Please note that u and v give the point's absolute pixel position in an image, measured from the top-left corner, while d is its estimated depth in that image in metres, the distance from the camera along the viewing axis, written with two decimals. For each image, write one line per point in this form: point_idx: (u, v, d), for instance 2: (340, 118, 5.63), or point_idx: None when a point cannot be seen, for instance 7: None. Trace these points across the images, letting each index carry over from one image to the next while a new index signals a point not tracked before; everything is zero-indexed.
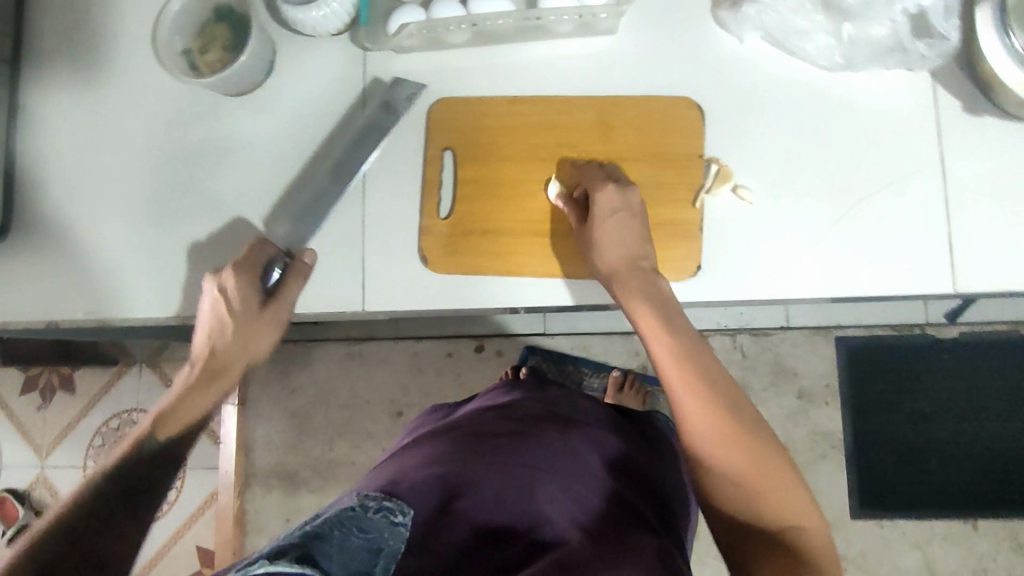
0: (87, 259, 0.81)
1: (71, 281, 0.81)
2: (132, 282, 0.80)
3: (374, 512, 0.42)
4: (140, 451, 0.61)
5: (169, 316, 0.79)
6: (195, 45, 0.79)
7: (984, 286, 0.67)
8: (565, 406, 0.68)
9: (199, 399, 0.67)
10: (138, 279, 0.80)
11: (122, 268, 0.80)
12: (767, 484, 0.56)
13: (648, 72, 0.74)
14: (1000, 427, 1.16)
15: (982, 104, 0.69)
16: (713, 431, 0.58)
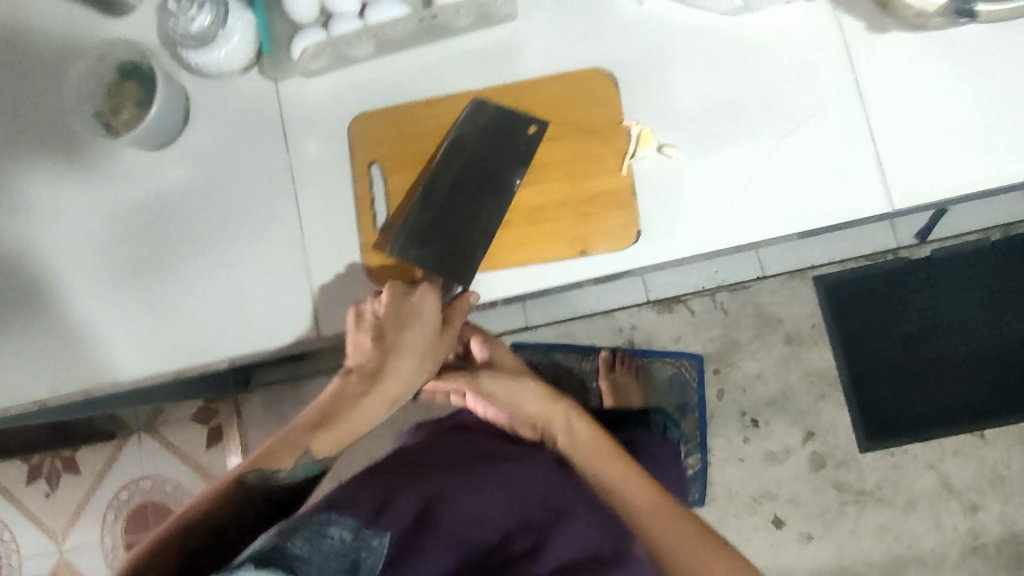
0: (40, 338, 0.80)
1: (29, 363, 0.79)
2: (88, 354, 0.79)
3: (342, 534, 0.44)
4: (295, 458, 0.53)
5: (132, 379, 0.78)
6: (107, 106, 0.78)
7: (922, 198, 0.67)
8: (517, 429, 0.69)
9: (367, 412, 0.58)
10: (94, 349, 0.79)
11: (77, 342, 0.79)
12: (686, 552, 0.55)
13: (557, 50, 0.74)
14: (988, 333, 1.17)
15: (885, 20, 0.69)
16: (650, 513, 0.58)
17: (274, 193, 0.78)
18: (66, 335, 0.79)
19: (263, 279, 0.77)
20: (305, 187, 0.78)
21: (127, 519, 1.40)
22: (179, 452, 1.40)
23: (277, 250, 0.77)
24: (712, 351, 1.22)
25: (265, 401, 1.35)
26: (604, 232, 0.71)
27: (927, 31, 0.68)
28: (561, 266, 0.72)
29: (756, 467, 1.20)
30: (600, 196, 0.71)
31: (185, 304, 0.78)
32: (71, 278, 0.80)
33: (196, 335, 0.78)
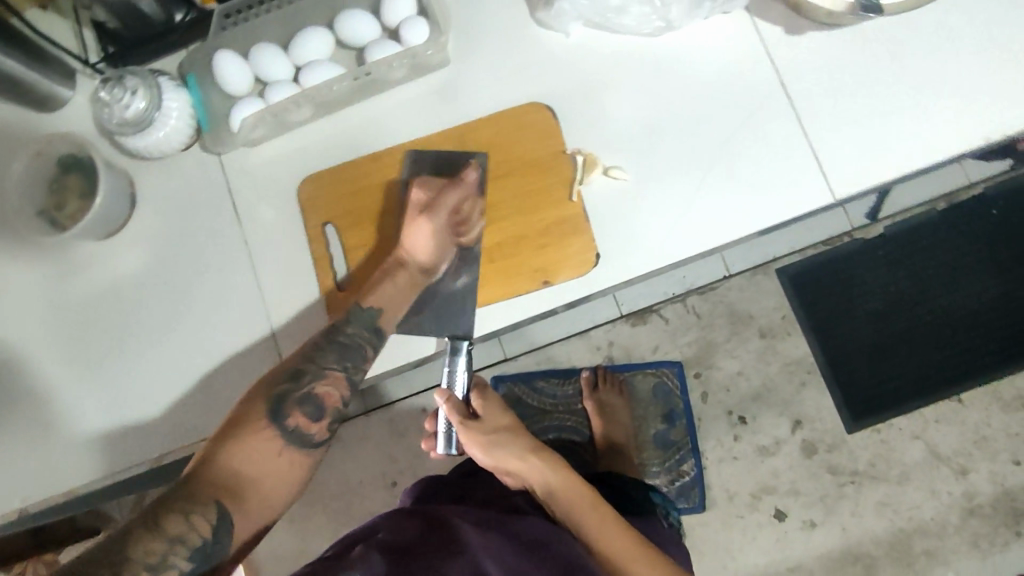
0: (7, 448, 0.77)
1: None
2: (61, 455, 0.76)
3: None
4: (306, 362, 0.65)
5: (109, 475, 0.76)
6: (50, 203, 0.77)
7: (861, 185, 0.70)
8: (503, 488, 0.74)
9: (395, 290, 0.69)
10: (66, 450, 0.76)
11: (47, 445, 0.77)
12: None
13: (493, 89, 0.75)
14: (950, 299, 1.20)
15: (800, 23, 0.72)
16: (630, 562, 0.65)
17: (232, 265, 0.78)
18: (35, 441, 0.77)
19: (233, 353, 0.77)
20: (262, 255, 0.77)
21: None
22: None
23: (242, 322, 0.77)
24: (690, 356, 1.24)
25: None
26: (563, 261, 0.72)
27: (840, 28, 0.71)
28: (528, 299, 0.73)
29: (750, 464, 1.21)
30: (555, 225, 0.72)
31: (157, 389, 0.77)
32: (34, 381, 0.78)
33: (171, 420, 0.76)
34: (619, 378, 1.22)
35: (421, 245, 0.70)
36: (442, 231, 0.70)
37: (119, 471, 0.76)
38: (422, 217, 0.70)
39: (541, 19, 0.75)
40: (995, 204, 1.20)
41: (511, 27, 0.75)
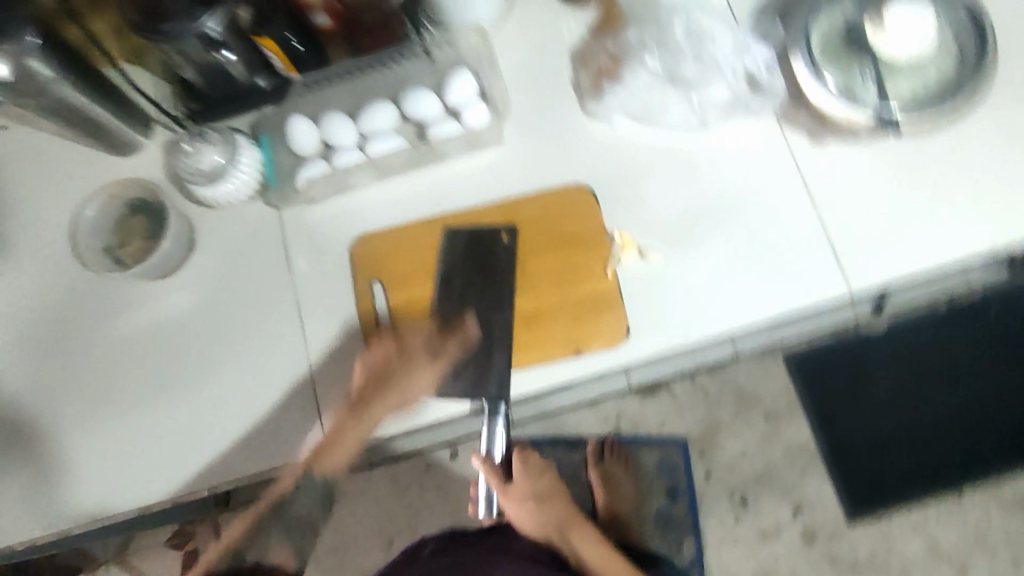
0: (43, 470, 0.80)
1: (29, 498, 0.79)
2: (96, 483, 0.79)
3: None
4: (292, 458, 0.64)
5: (137, 507, 0.78)
6: (116, 241, 0.83)
7: (874, 281, 0.75)
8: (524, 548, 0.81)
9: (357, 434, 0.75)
10: (102, 477, 0.79)
11: (83, 472, 0.80)
12: None
13: (539, 169, 0.82)
14: (952, 394, 1.20)
15: (825, 133, 0.79)
16: None
17: (278, 312, 0.82)
18: (73, 467, 0.80)
19: (270, 397, 0.80)
20: (308, 306, 0.82)
21: None
22: None
23: (282, 368, 0.81)
24: (696, 434, 1.26)
25: None
26: (596, 332, 0.76)
27: (861, 139, 0.78)
28: (560, 366, 0.77)
29: (750, 545, 1.23)
30: (592, 299, 0.77)
31: (193, 427, 0.80)
32: (78, 409, 0.82)
33: (204, 457, 0.79)
34: (625, 450, 1.25)
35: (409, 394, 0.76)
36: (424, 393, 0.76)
37: (149, 502, 0.79)
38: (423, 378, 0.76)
39: (589, 109, 0.82)
40: (999, 300, 1.20)
41: (558, 116, 0.83)
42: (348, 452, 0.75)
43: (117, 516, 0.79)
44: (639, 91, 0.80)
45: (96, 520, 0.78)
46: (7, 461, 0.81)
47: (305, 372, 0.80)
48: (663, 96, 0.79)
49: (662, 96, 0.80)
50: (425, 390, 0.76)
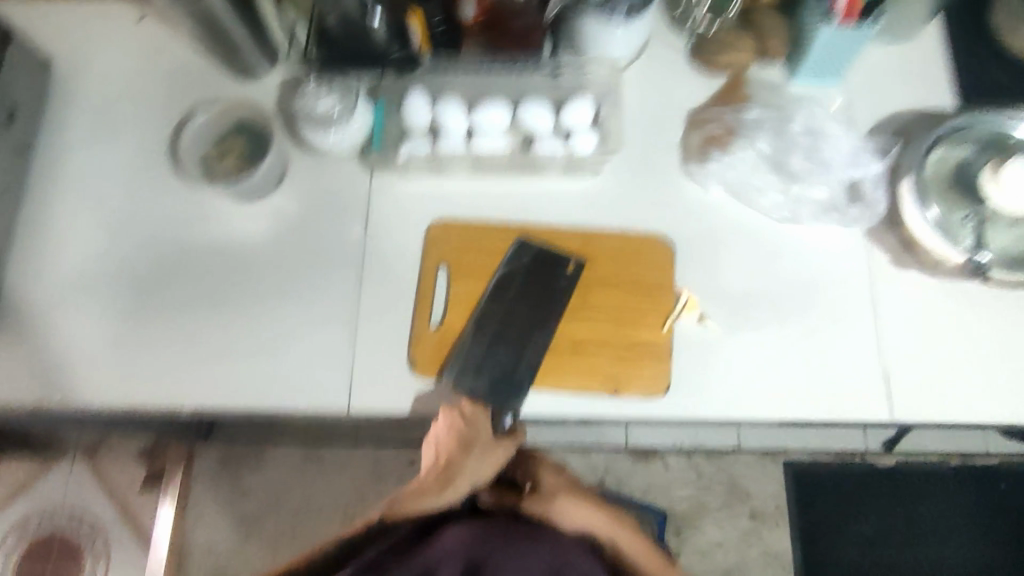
0: (75, 345, 0.82)
1: (56, 367, 0.81)
2: (118, 374, 0.81)
3: None
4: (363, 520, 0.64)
5: (152, 407, 0.80)
6: (213, 153, 0.86)
7: (916, 415, 0.76)
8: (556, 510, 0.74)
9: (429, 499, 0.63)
10: (123, 370, 0.81)
11: (113, 358, 0.81)
12: None
13: (626, 209, 0.83)
14: (939, 553, 1.23)
15: (908, 259, 0.80)
16: None
17: (339, 268, 0.84)
18: (101, 352, 0.81)
19: (307, 346, 0.81)
20: (370, 270, 0.84)
21: (31, 548, 1.33)
22: (113, 489, 1.36)
23: (327, 320, 0.82)
24: (679, 511, 1.26)
25: (225, 457, 1.38)
26: (637, 379, 0.77)
27: (938, 276, 0.80)
28: (591, 400, 0.78)
29: None
30: (641, 346, 0.78)
31: (227, 350, 0.81)
32: (123, 299, 0.84)
33: (229, 379, 0.80)
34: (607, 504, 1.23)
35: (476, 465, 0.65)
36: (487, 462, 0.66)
37: (164, 406, 0.80)
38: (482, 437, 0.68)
39: (689, 168, 0.84)
40: (1005, 479, 1.26)
41: (658, 166, 0.84)
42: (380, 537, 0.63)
43: (129, 409, 0.80)
44: (741, 166, 0.82)
45: (107, 408, 0.80)
46: (48, 327, 0.83)
47: (348, 332, 0.82)
48: (763, 178, 0.81)
49: (761, 178, 0.82)
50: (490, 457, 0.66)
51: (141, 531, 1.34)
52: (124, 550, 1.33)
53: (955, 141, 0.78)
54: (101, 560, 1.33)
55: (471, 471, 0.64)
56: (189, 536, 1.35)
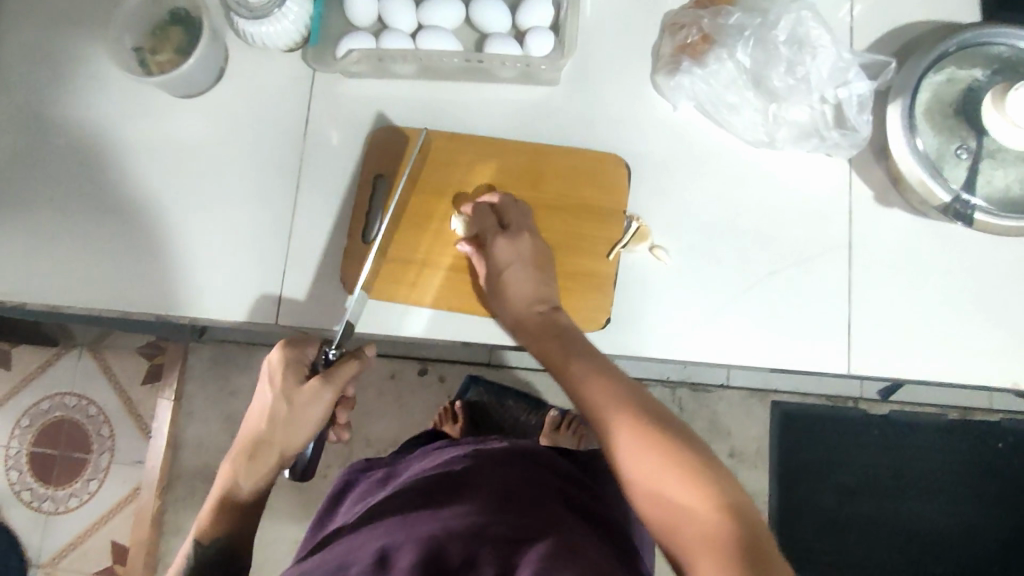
0: (26, 242, 0.81)
1: (9, 263, 0.81)
2: (66, 273, 0.81)
3: None
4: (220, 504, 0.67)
5: (99, 308, 0.80)
6: (147, 44, 0.80)
7: (881, 368, 0.70)
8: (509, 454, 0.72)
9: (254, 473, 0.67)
10: (73, 271, 0.81)
11: (62, 258, 0.81)
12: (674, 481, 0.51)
13: (585, 124, 0.76)
14: (920, 505, 1.19)
15: (894, 197, 0.72)
16: (635, 457, 0.54)
17: (282, 176, 0.80)
18: (49, 250, 0.81)
19: (249, 254, 0.79)
20: (309, 179, 0.80)
21: (42, 429, 1.38)
22: (116, 380, 1.39)
23: (264, 230, 0.80)
24: None
25: (213, 357, 1.36)
26: (576, 311, 0.73)
27: (928, 218, 0.71)
28: None
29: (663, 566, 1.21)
30: (583, 275, 0.73)
31: (167, 254, 0.80)
32: (64, 194, 0.82)
33: (175, 284, 0.80)
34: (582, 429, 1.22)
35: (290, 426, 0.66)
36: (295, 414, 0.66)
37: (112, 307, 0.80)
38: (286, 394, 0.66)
39: (657, 82, 0.75)
40: (1005, 438, 1.20)
41: (628, 78, 0.76)
42: (240, 513, 0.67)
43: (79, 308, 0.81)
44: (713, 80, 0.72)
45: (59, 307, 0.81)
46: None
47: (284, 243, 0.79)
48: (739, 95, 0.72)
49: (738, 94, 0.72)
50: (301, 418, 0.66)
51: (142, 421, 1.37)
52: (119, 441, 1.37)
53: (963, 61, 0.68)
54: (107, 445, 1.37)
55: (301, 425, 0.66)
56: (181, 431, 1.35)
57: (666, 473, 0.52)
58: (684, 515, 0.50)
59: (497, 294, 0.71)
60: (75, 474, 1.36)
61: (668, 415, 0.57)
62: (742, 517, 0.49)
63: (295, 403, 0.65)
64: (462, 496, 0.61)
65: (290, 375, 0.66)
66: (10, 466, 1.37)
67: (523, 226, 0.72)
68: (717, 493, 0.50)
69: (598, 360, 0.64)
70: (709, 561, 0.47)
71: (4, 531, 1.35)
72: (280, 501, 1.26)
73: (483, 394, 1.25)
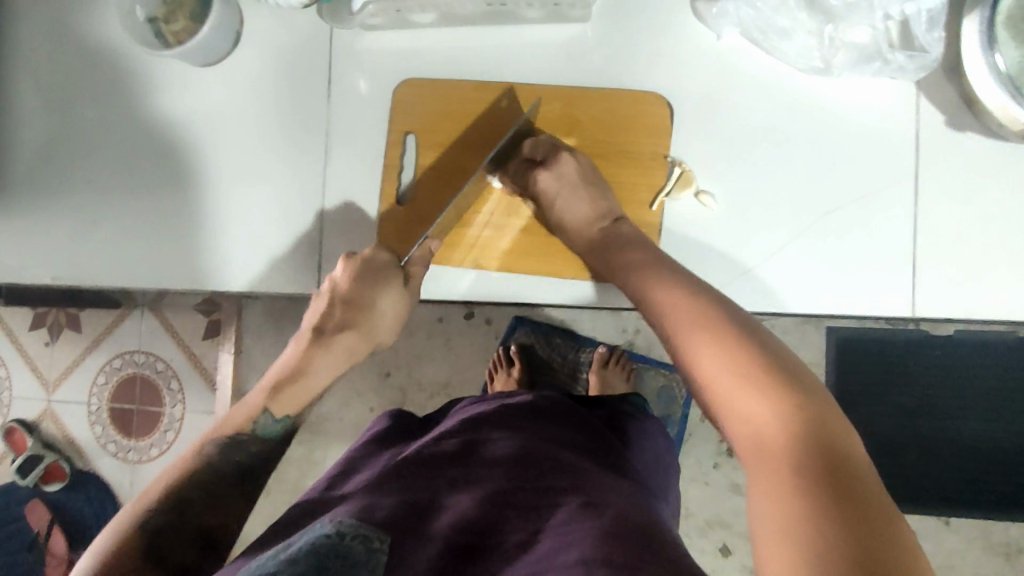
0: (70, 222, 0.83)
1: (57, 245, 0.83)
2: (112, 253, 0.82)
3: (352, 538, 0.47)
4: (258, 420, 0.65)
5: (149, 284, 0.82)
6: (160, 12, 0.77)
7: (946, 309, 0.65)
8: (543, 408, 0.71)
9: (325, 361, 0.70)
10: (120, 253, 0.82)
11: (107, 237, 0.82)
12: (738, 390, 0.48)
13: (620, 62, 0.71)
14: (984, 426, 1.16)
15: (965, 118, 0.65)
16: (707, 362, 0.51)
17: (310, 140, 0.78)
18: (94, 230, 0.82)
19: (284, 222, 0.79)
20: (337, 141, 0.78)
21: (118, 385, 1.46)
22: (179, 336, 1.44)
23: (297, 196, 0.79)
24: None
25: (267, 310, 1.39)
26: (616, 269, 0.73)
27: (1003, 139, 0.64)
28: (569, 283, 0.74)
29: (719, 495, 1.22)
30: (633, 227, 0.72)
31: (206, 226, 0.81)
32: (101, 173, 0.82)
33: (217, 256, 0.80)
34: (632, 365, 1.22)
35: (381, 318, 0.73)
36: (387, 307, 0.73)
37: (160, 283, 0.82)
38: (366, 291, 0.71)
39: (697, 10, 0.69)
40: None
41: (664, 5, 0.70)
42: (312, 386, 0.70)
43: (130, 286, 0.82)
44: (760, 2, 0.65)
45: (111, 287, 0.83)
46: (41, 206, 0.83)
47: (318, 211, 0.79)
48: (792, 18, 0.65)
49: (789, 17, 0.65)
50: (390, 312, 0.73)
51: (207, 374, 1.43)
52: (188, 395, 1.44)
53: None
54: (178, 398, 1.44)
55: (385, 314, 0.73)
56: (244, 383, 1.40)
57: (736, 376, 0.49)
58: (747, 421, 0.47)
59: (558, 227, 0.73)
60: (154, 425, 1.44)
61: (757, 326, 0.53)
62: (826, 429, 0.44)
63: (383, 293, 0.71)
64: (481, 449, 0.62)
65: (382, 270, 0.71)
66: (94, 420, 1.47)
67: (556, 155, 0.72)
68: (791, 401, 0.46)
69: (673, 274, 0.61)
70: (768, 460, 0.43)
71: (97, 479, 1.46)
72: (344, 444, 1.32)
73: (531, 334, 1.27)
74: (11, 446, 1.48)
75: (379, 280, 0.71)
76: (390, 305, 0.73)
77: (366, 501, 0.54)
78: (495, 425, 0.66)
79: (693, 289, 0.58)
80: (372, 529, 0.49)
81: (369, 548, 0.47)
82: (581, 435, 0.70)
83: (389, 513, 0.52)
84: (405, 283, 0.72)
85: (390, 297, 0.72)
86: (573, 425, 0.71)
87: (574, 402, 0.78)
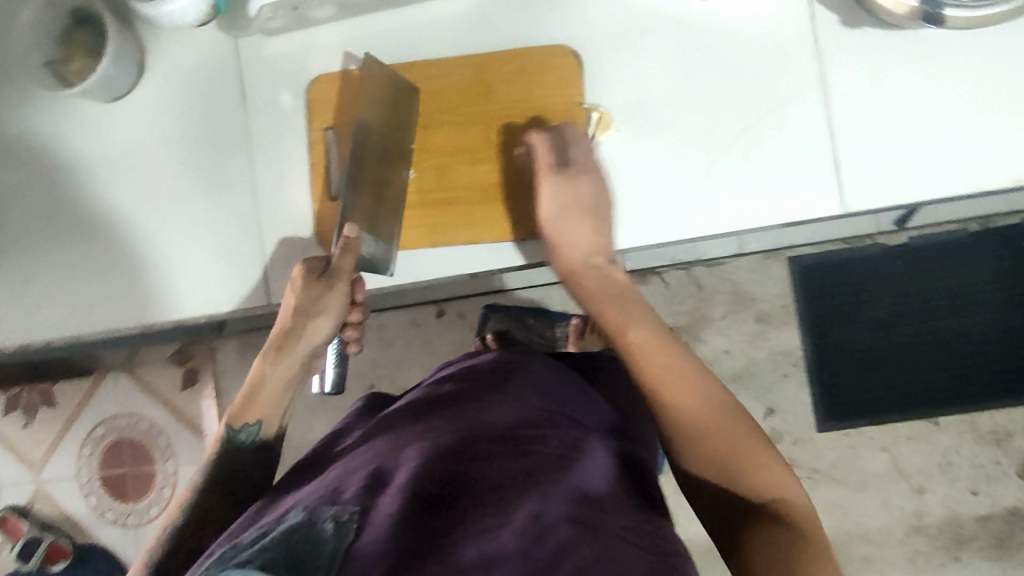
0: (10, 283, 0.82)
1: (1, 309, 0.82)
2: (55, 305, 0.81)
3: (320, 523, 0.45)
4: (227, 439, 0.64)
5: (95, 329, 0.81)
6: (57, 55, 0.76)
7: (876, 202, 0.67)
8: (505, 364, 0.70)
9: (277, 376, 0.67)
10: (62, 304, 0.81)
11: (47, 290, 0.81)
12: (714, 424, 0.58)
13: (522, 23, 0.72)
14: (953, 321, 1.18)
15: (859, 16, 0.67)
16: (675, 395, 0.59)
17: (233, 154, 0.78)
18: (33, 285, 0.81)
19: (221, 237, 0.79)
20: (261, 152, 0.78)
21: (105, 453, 1.43)
22: (157, 391, 1.42)
23: (230, 211, 0.78)
24: (681, 325, 1.24)
25: (239, 348, 1.38)
26: None
27: (897, 29, 0.66)
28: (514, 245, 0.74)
29: None
30: None
31: (143, 259, 0.80)
32: (29, 228, 0.81)
33: (162, 287, 0.80)
34: None
35: (326, 329, 0.68)
36: (329, 311, 0.67)
37: (107, 326, 0.80)
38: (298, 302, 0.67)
39: None
40: None
41: None
42: (275, 400, 0.67)
43: (78, 334, 0.81)
44: None
45: (58, 339, 0.81)
46: None
47: (253, 221, 0.78)
48: None
49: None
50: (332, 313, 0.68)
51: (192, 423, 1.40)
52: (177, 448, 1.41)
53: None
54: (168, 452, 1.41)
55: (324, 314, 0.67)
56: None
57: (712, 420, 0.58)
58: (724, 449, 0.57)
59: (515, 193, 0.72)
60: (148, 485, 1.41)
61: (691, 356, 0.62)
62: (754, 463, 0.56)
63: (316, 293, 0.67)
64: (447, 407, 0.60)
65: (312, 275, 0.67)
66: (88, 492, 1.44)
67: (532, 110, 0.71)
68: (757, 446, 0.57)
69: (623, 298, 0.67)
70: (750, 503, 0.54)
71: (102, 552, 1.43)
72: None
73: (503, 319, 1.24)
74: (8, 534, 1.45)
75: (308, 286, 0.67)
76: (330, 310, 0.68)
77: (334, 484, 0.51)
78: (458, 388, 0.65)
79: (638, 316, 0.64)
80: (340, 508, 0.46)
81: (337, 524, 0.44)
82: (554, 377, 0.70)
83: (356, 485, 0.49)
84: (334, 278, 0.67)
85: (324, 296, 0.67)
86: (538, 372, 0.70)
87: (535, 354, 0.77)
